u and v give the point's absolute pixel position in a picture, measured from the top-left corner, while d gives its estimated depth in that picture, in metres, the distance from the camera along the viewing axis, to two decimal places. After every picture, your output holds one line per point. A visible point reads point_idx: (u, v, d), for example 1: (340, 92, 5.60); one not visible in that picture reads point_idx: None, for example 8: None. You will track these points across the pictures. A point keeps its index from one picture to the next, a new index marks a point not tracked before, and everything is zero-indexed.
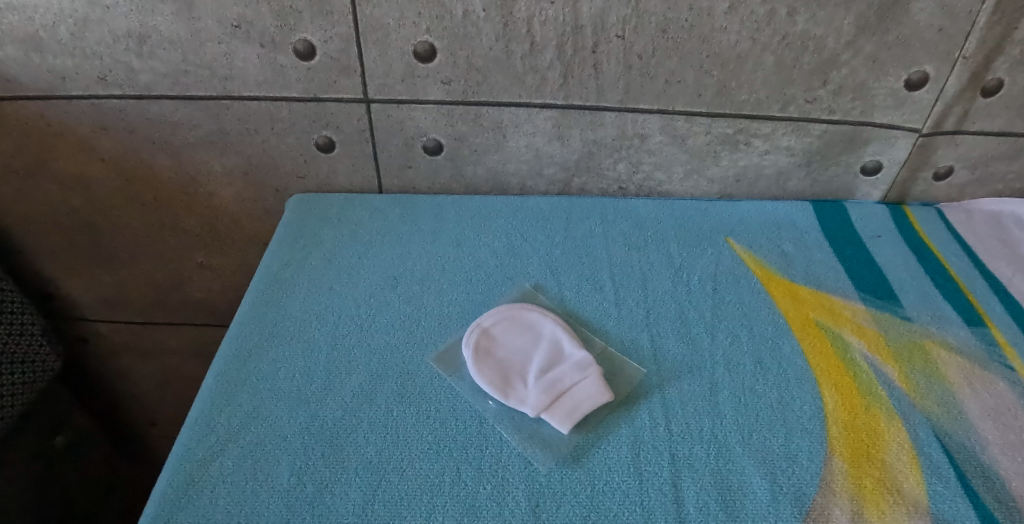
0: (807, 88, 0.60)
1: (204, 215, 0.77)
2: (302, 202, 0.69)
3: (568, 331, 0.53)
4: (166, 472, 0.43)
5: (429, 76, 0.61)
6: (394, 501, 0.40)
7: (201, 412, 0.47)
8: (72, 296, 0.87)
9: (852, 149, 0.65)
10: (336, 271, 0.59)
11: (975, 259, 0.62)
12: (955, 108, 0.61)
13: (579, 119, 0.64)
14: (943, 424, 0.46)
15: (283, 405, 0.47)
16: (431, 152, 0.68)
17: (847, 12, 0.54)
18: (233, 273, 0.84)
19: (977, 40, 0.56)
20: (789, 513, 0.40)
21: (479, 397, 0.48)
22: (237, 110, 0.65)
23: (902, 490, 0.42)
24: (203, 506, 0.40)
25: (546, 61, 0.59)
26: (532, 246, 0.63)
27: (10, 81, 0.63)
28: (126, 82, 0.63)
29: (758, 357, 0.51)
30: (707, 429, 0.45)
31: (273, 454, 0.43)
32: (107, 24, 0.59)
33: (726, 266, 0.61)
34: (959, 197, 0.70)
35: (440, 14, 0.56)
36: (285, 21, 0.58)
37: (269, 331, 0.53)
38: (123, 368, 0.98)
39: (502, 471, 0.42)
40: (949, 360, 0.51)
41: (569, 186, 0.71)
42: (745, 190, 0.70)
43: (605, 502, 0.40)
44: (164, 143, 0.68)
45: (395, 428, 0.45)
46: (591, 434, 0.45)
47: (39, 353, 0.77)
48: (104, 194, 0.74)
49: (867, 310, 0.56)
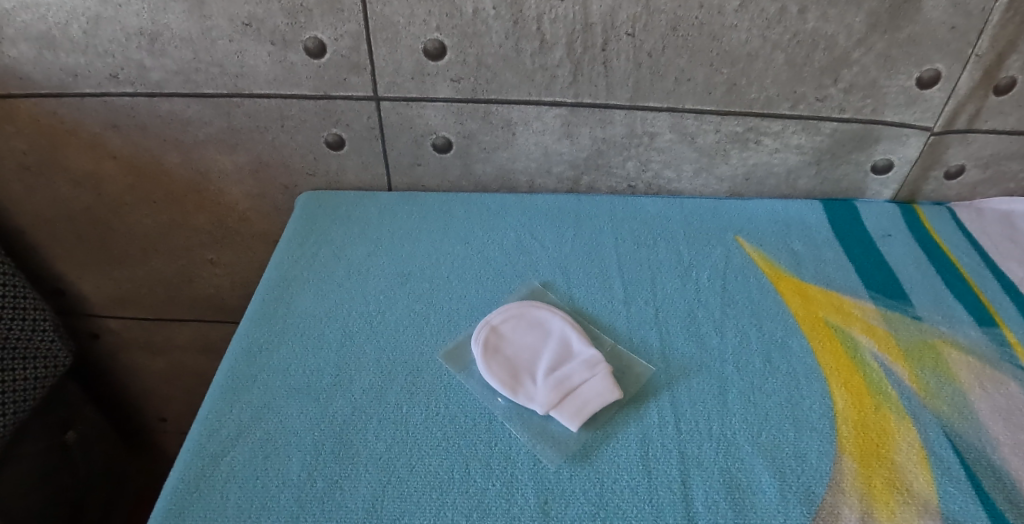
0: (818, 86, 0.60)
1: (214, 213, 0.77)
2: (312, 200, 0.70)
3: (577, 329, 0.53)
4: (177, 467, 0.43)
5: (439, 74, 0.61)
6: (404, 497, 0.41)
7: (212, 407, 0.47)
8: (83, 293, 0.88)
9: (863, 148, 0.65)
10: (345, 268, 0.60)
11: (987, 259, 0.62)
12: (967, 107, 0.61)
13: (588, 117, 0.64)
14: (953, 424, 0.46)
15: (294, 401, 0.47)
16: (440, 150, 0.68)
17: (859, 9, 0.54)
18: (242, 270, 0.84)
19: (989, 38, 0.55)
20: (798, 512, 0.40)
21: (488, 394, 0.48)
22: (248, 108, 0.65)
23: (912, 490, 0.41)
24: (214, 501, 0.41)
25: (556, 59, 0.59)
26: (541, 244, 0.63)
27: (24, 79, 0.64)
28: (137, 80, 0.64)
29: (767, 356, 0.51)
30: (715, 427, 0.45)
31: (284, 450, 0.44)
32: (119, 22, 0.59)
33: (735, 265, 0.61)
34: (969, 196, 0.70)
35: (450, 12, 0.56)
36: (296, 19, 0.58)
37: (279, 327, 0.54)
38: (133, 364, 0.99)
39: (511, 468, 0.42)
40: (959, 360, 0.51)
41: (578, 184, 0.71)
42: (754, 189, 0.70)
43: (614, 500, 0.40)
44: (175, 140, 0.69)
45: (405, 425, 0.45)
46: (600, 432, 0.45)
47: (50, 349, 0.77)
48: (116, 191, 0.75)
49: (877, 309, 0.56)
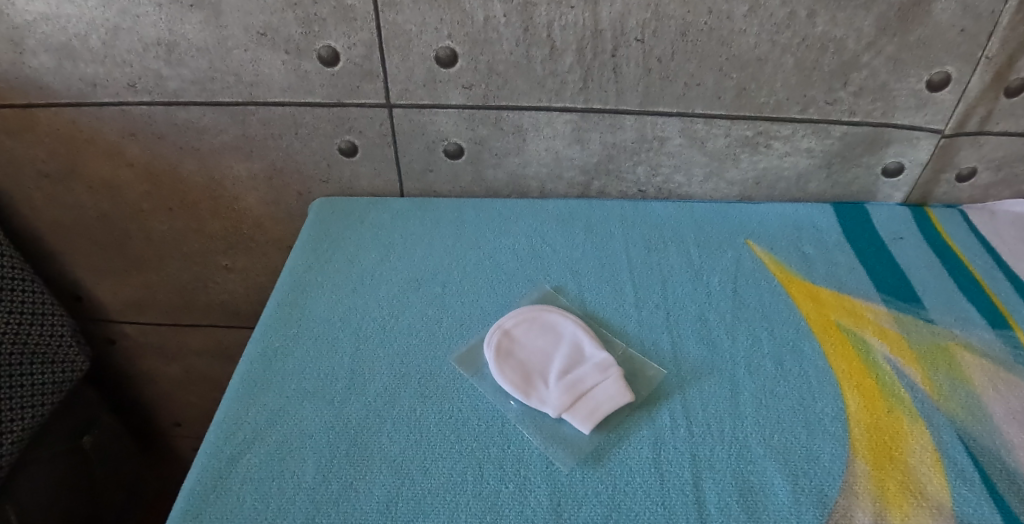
0: (828, 90, 0.60)
1: (229, 219, 0.78)
2: (326, 205, 0.71)
3: (590, 333, 0.54)
4: (195, 468, 0.44)
5: (451, 81, 0.62)
6: (417, 499, 0.41)
7: (228, 410, 0.48)
8: (100, 298, 0.89)
9: (873, 151, 0.65)
10: (359, 273, 0.61)
11: (999, 261, 0.62)
12: (978, 109, 0.61)
13: (599, 123, 0.64)
14: (967, 427, 0.46)
15: (308, 404, 0.48)
16: (453, 155, 0.69)
17: (868, 13, 0.54)
18: (256, 275, 0.85)
19: (999, 40, 0.55)
20: (811, 514, 0.40)
21: (501, 398, 0.49)
22: (262, 115, 0.66)
23: (925, 493, 0.41)
24: (231, 502, 0.41)
25: (566, 65, 0.60)
26: (552, 248, 0.64)
27: (45, 89, 0.65)
28: (155, 89, 0.65)
29: (779, 359, 0.51)
30: (728, 430, 0.46)
31: (299, 452, 0.45)
32: (136, 33, 0.60)
33: (746, 269, 0.61)
34: (982, 198, 0.69)
35: (462, 20, 0.57)
36: (309, 28, 0.59)
37: (294, 332, 0.54)
38: (149, 369, 1.00)
39: (524, 470, 0.43)
40: (972, 362, 0.51)
41: (589, 189, 0.71)
42: (765, 193, 0.70)
43: (627, 502, 0.41)
44: (191, 148, 0.70)
45: (419, 428, 0.46)
46: (612, 435, 0.46)
47: (68, 354, 0.78)
48: (133, 198, 0.76)
49: (889, 312, 0.56)
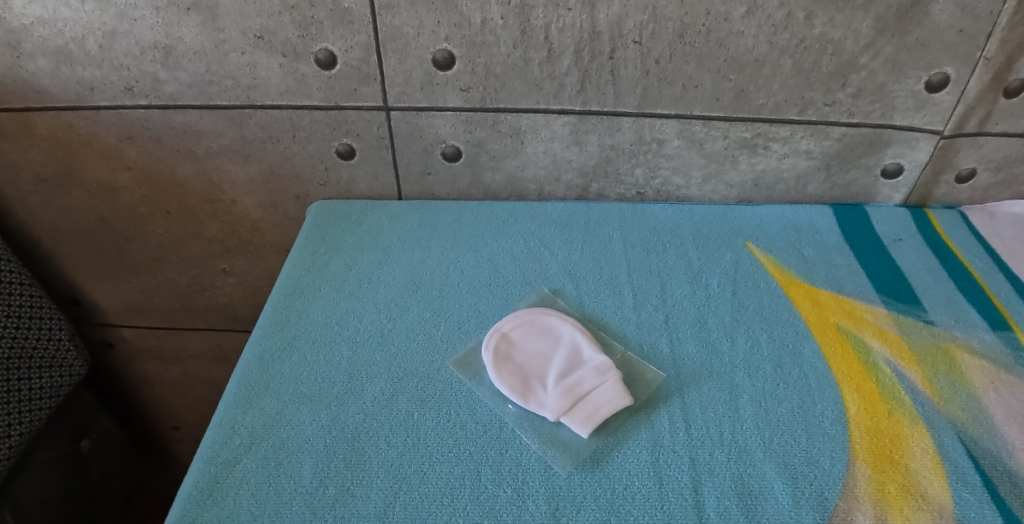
0: (826, 91, 0.60)
1: (227, 222, 0.78)
2: (324, 208, 0.70)
3: (588, 336, 0.53)
4: (192, 473, 0.44)
5: (448, 83, 0.62)
6: (415, 504, 0.41)
7: (226, 414, 0.48)
8: (98, 302, 0.89)
9: (872, 152, 0.65)
10: (356, 277, 0.60)
11: (1000, 262, 0.61)
12: (978, 110, 0.61)
13: (597, 125, 0.64)
14: (968, 429, 0.46)
15: (306, 408, 0.48)
16: (450, 158, 0.68)
17: (866, 14, 0.54)
18: (254, 279, 0.85)
19: (998, 40, 0.55)
20: (812, 517, 0.40)
21: (499, 401, 0.48)
22: (260, 118, 0.66)
23: (927, 496, 0.41)
24: (228, 507, 0.41)
25: (564, 67, 0.60)
26: (551, 251, 0.63)
27: (42, 93, 0.65)
28: (152, 92, 0.65)
29: (779, 361, 0.51)
30: (728, 434, 0.45)
31: (296, 456, 0.44)
32: (133, 36, 0.60)
33: (746, 271, 0.61)
34: (982, 199, 0.69)
35: (459, 23, 0.57)
36: (307, 31, 0.59)
37: (291, 336, 0.54)
38: (148, 373, 1.00)
39: (522, 474, 0.43)
40: (973, 364, 0.51)
41: (587, 191, 0.71)
42: (764, 195, 0.70)
43: (626, 506, 0.40)
44: (188, 152, 0.70)
45: (417, 432, 0.46)
46: (611, 438, 0.45)
47: (66, 358, 0.78)
48: (131, 202, 0.76)
49: (889, 314, 0.55)
